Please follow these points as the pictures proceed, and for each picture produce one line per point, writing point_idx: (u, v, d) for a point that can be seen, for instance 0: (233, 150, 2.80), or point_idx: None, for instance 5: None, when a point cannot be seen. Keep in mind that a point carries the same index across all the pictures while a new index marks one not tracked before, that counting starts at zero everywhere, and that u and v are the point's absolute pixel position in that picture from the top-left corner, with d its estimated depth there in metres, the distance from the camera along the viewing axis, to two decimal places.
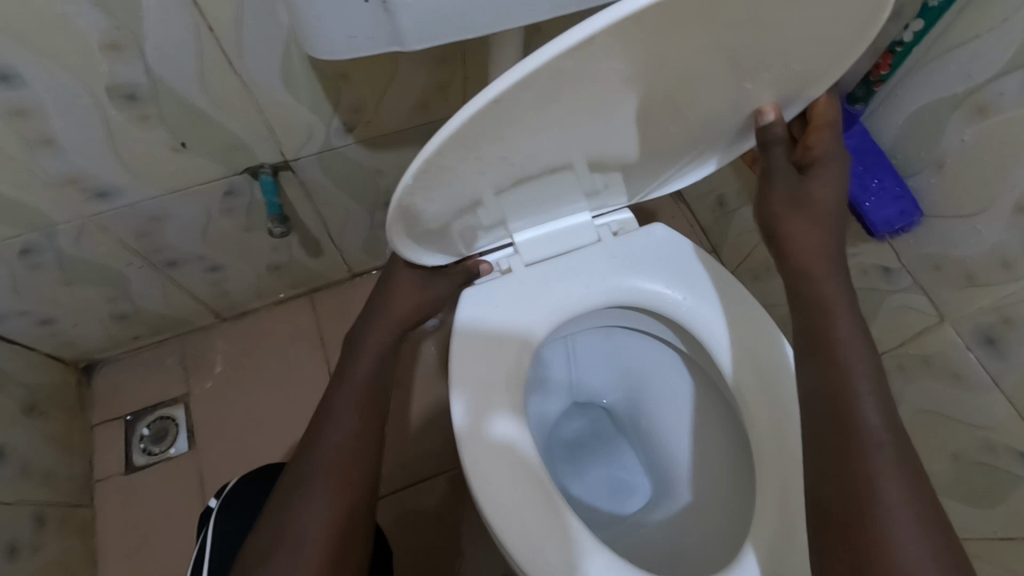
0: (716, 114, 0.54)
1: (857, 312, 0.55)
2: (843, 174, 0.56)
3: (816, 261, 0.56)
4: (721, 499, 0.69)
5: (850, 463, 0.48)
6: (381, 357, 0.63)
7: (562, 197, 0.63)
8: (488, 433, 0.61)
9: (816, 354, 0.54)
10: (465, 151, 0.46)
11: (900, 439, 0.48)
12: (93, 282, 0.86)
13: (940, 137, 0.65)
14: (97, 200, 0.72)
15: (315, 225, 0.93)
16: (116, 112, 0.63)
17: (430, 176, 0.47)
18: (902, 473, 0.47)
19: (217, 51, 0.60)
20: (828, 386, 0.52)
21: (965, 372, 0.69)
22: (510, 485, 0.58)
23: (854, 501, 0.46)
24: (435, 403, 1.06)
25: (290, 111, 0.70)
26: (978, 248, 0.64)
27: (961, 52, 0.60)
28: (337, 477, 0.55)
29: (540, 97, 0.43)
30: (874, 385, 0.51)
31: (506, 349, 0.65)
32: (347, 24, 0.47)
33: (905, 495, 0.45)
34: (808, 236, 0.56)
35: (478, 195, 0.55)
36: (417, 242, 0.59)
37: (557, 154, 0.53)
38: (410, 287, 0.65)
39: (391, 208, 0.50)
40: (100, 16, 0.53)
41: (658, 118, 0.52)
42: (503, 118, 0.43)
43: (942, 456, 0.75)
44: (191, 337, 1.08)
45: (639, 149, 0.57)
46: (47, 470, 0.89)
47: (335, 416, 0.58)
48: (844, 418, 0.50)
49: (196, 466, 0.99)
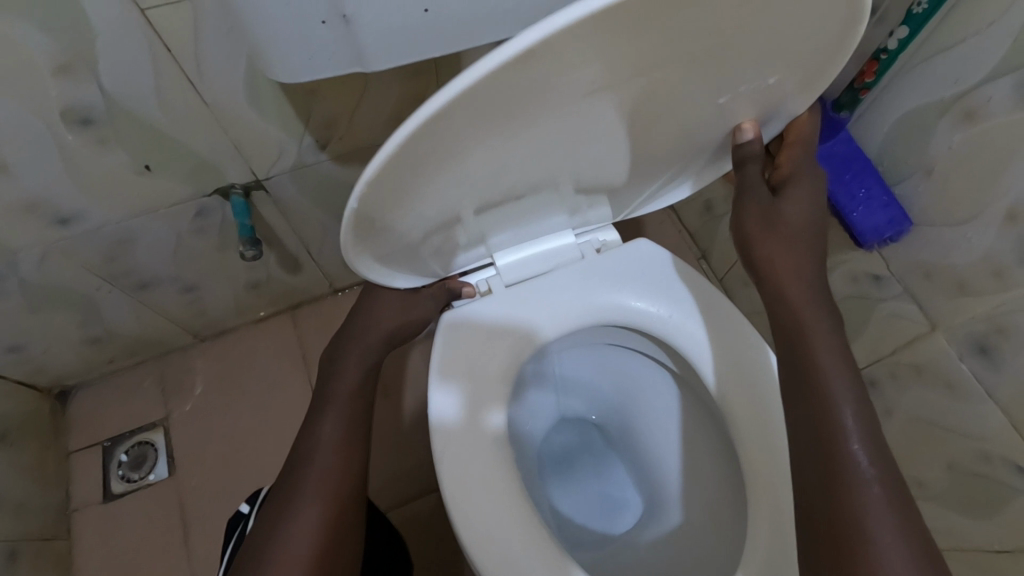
0: (697, 127, 0.52)
1: (836, 333, 0.54)
2: (816, 191, 0.55)
3: (796, 282, 0.55)
4: (715, 518, 0.67)
5: (838, 492, 0.47)
6: (365, 373, 0.61)
7: (539, 216, 0.61)
8: (470, 460, 0.58)
9: (805, 378, 0.52)
10: (422, 162, 0.42)
11: (886, 466, 0.48)
12: (61, 308, 0.83)
13: (927, 143, 0.63)
14: (59, 225, 0.69)
15: (292, 241, 0.90)
16: (73, 136, 0.60)
17: (385, 189, 0.43)
18: (890, 501, 0.46)
19: (176, 71, 0.57)
20: (815, 410, 0.50)
21: (959, 382, 0.68)
22: (492, 509, 0.56)
23: (842, 532, 0.45)
24: (421, 420, 1.03)
25: (258, 129, 0.67)
26: (969, 256, 0.63)
27: (949, 56, 0.58)
28: (321, 500, 0.54)
29: (493, 109, 0.40)
30: (857, 410, 0.50)
31: (487, 370, 0.63)
32: (305, 45, 0.45)
33: (895, 524, 0.44)
34: (786, 258, 0.55)
35: (445, 215, 0.52)
36: (382, 262, 0.55)
37: (530, 168, 0.50)
38: (394, 309, 0.62)
39: (345, 224, 0.46)
40: (46, 38, 0.50)
41: (638, 132, 0.50)
42: (456, 131, 0.41)
43: (937, 465, 0.74)
44: (169, 358, 1.05)
45: (621, 165, 0.55)
46: (19, 502, 0.86)
47: (317, 440, 0.57)
48: (828, 446, 0.49)
49: (176, 493, 0.96)
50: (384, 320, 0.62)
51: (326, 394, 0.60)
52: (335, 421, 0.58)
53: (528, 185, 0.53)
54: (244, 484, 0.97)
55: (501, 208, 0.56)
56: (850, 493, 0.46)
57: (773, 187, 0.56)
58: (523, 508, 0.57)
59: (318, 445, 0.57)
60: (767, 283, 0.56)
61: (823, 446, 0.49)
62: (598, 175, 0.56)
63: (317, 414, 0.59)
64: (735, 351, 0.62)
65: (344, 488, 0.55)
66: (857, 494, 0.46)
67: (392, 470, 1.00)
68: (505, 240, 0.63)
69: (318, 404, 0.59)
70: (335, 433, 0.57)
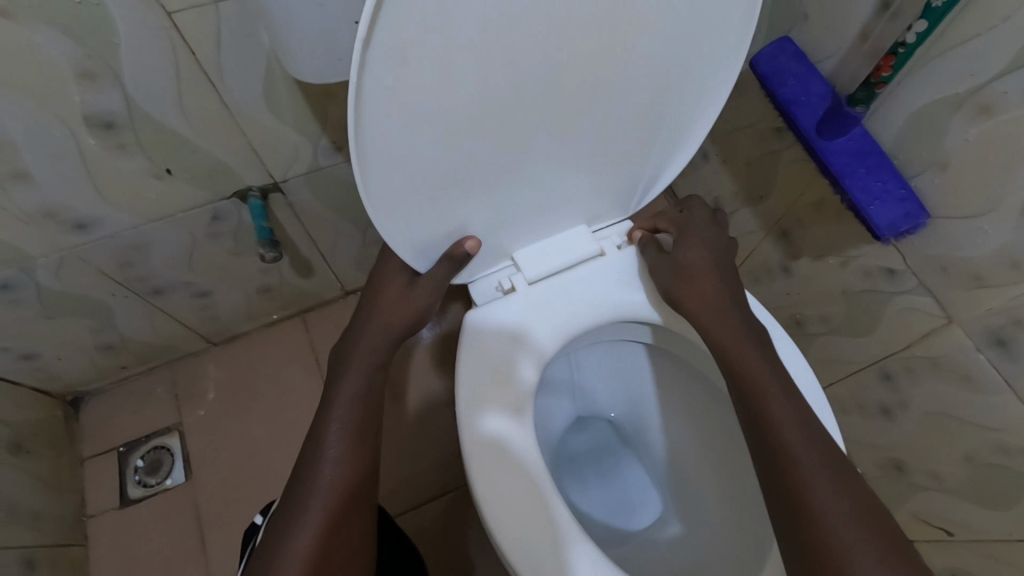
0: (666, 63, 0.51)
1: (760, 347, 0.59)
2: (705, 239, 0.65)
3: (714, 312, 0.61)
4: (741, 510, 0.68)
5: (788, 476, 0.51)
6: (368, 373, 0.59)
7: (548, 187, 0.59)
8: (487, 453, 0.59)
9: (747, 393, 0.57)
10: (398, 96, 0.43)
11: (824, 446, 0.53)
12: (75, 314, 0.83)
13: (940, 139, 0.64)
14: (76, 231, 0.69)
15: (304, 244, 0.90)
16: (94, 141, 0.60)
17: (376, 134, 0.44)
18: (829, 474, 0.51)
19: (197, 75, 0.57)
20: (759, 419, 0.55)
21: (977, 375, 0.68)
22: (494, 499, 0.57)
23: (795, 513, 0.50)
24: (434, 422, 1.03)
25: (275, 133, 0.67)
26: (985, 250, 0.63)
27: (962, 51, 0.59)
28: (330, 508, 0.53)
29: (440, 19, 0.39)
30: (790, 411, 0.55)
31: (472, 375, 0.62)
32: (334, 47, 0.48)
33: (833, 494, 0.50)
34: (700, 293, 0.62)
35: (443, 170, 0.51)
36: (403, 236, 0.56)
37: (521, 105, 0.49)
38: (403, 305, 0.61)
39: (358, 184, 0.48)
40: (70, 44, 0.50)
41: (610, 63, 0.49)
42: (411, 51, 0.40)
43: (955, 456, 0.74)
44: (181, 363, 1.05)
45: (608, 115, 0.54)
46: (36, 511, 0.85)
47: (324, 447, 0.55)
48: (769, 442, 0.54)
49: (192, 498, 0.96)
50: (387, 316, 0.61)
51: (329, 397, 0.58)
52: (341, 424, 0.56)
53: (531, 132, 0.52)
54: (259, 490, 0.97)
55: (512, 171, 0.55)
56: (794, 477, 0.51)
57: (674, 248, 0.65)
58: (525, 495, 0.57)
59: (324, 452, 0.55)
60: (692, 317, 0.62)
61: (767, 441, 0.54)
62: (589, 140, 0.56)
63: (322, 419, 0.57)
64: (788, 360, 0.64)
65: (354, 492, 0.54)
66: (801, 478, 0.51)
67: (405, 471, 1.00)
68: (525, 236, 0.65)
69: (322, 409, 0.58)
70: (339, 438, 0.56)
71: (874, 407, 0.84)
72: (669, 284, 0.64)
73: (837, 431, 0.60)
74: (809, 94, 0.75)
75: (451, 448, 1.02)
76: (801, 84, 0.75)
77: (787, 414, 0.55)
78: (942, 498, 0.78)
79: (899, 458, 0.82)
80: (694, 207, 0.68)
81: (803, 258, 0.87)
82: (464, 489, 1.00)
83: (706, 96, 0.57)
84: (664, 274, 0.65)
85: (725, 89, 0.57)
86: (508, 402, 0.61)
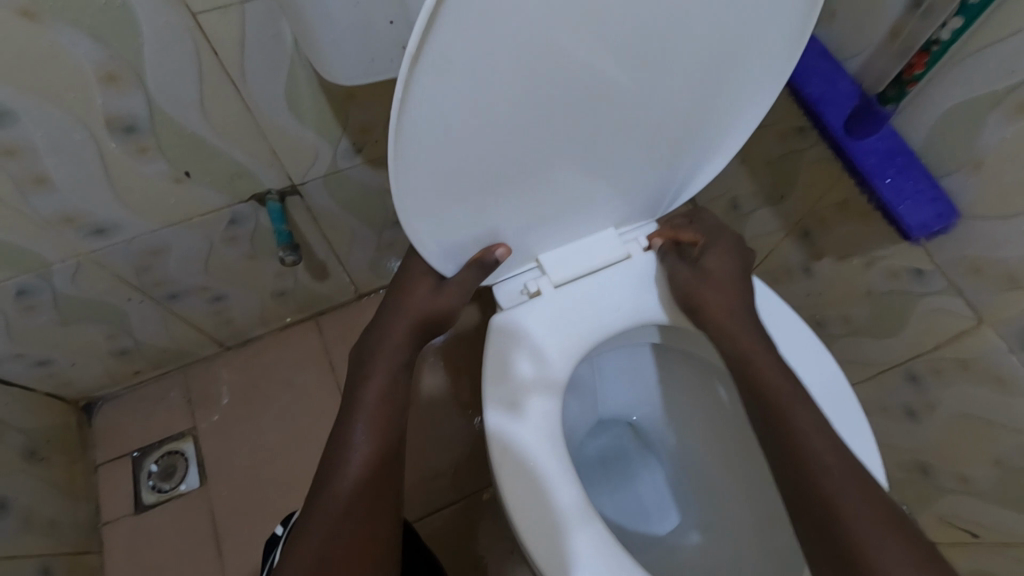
0: (714, 63, 0.49)
1: (776, 357, 0.58)
2: (729, 248, 0.64)
3: (731, 318, 0.61)
4: (766, 518, 0.67)
5: (812, 483, 0.50)
6: (393, 374, 0.58)
7: (582, 189, 0.58)
8: (511, 455, 0.58)
9: (762, 402, 0.56)
10: (438, 119, 0.43)
11: (846, 453, 0.52)
12: (91, 319, 0.82)
13: (974, 138, 0.62)
14: (94, 236, 0.68)
15: (320, 247, 0.89)
16: (115, 145, 0.59)
17: (412, 154, 0.45)
18: (855, 482, 0.50)
19: (220, 76, 0.56)
20: (778, 428, 0.54)
21: (1009, 378, 0.67)
22: (511, 500, 0.55)
23: (821, 518, 0.49)
24: (449, 425, 1.02)
25: (296, 134, 0.66)
26: (1020, 250, 0.61)
27: (1002, 47, 0.57)
28: (359, 508, 0.52)
29: (498, 19, 0.38)
30: (809, 418, 0.54)
31: (483, 377, 0.61)
32: (367, 47, 0.47)
33: (859, 499, 0.49)
34: (721, 301, 0.61)
35: (478, 170, 0.50)
36: (436, 244, 0.56)
37: (554, 125, 0.49)
38: (427, 306, 0.60)
39: (395, 200, 0.48)
40: (95, 47, 0.50)
41: (648, 78, 0.48)
42: (455, 65, 0.39)
43: (985, 460, 0.73)
44: (194, 368, 1.04)
45: (637, 129, 0.54)
46: (51, 519, 0.84)
47: (348, 453, 0.54)
48: (792, 452, 0.53)
49: (207, 503, 0.95)
50: (410, 317, 0.59)
51: (353, 399, 0.57)
52: (366, 430, 0.55)
53: (562, 148, 0.52)
54: (275, 496, 0.96)
55: (544, 180, 0.55)
56: (818, 482, 0.50)
57: (697, 254, 0.65)
58: (545, 497, 0.56)
59: (350, 454, 0.54)
60: (709, 323, 0.62)
61: (789, 452, 0.53)
62: (626, 140, 0.54)
63: (347, 421, 0.56)
64: (824, 378, 0.62)
65: (380, 492, 0.53)
66: (829, 487, 0.50)
67: (421, 475, 0.99)
68: (551, 239, 0.64)
69: (347, 410, 0.56)
70: (364, 445, 0.54)
71: (899, 409, 0.83)
72: (688, 291, 0.63)
73: (868, 436, 0.58)
74: (835, 93, 0.74)
75: (467, 452, 1.01)
76: (828, 83, 0.75)
77: (809, 422, 0.54)
78: (972, 502, 0.77)
79: (925, 461, 0.82)
80: (709, 215, 0.68)
81: (826, 258, 0.86)
82: (480, 494, 0.98)
83: (748, 97, 0.55)
84: (680, 281, 0.64)
85: (772, 89, 0.55)
86: (523, 401, 0.60)
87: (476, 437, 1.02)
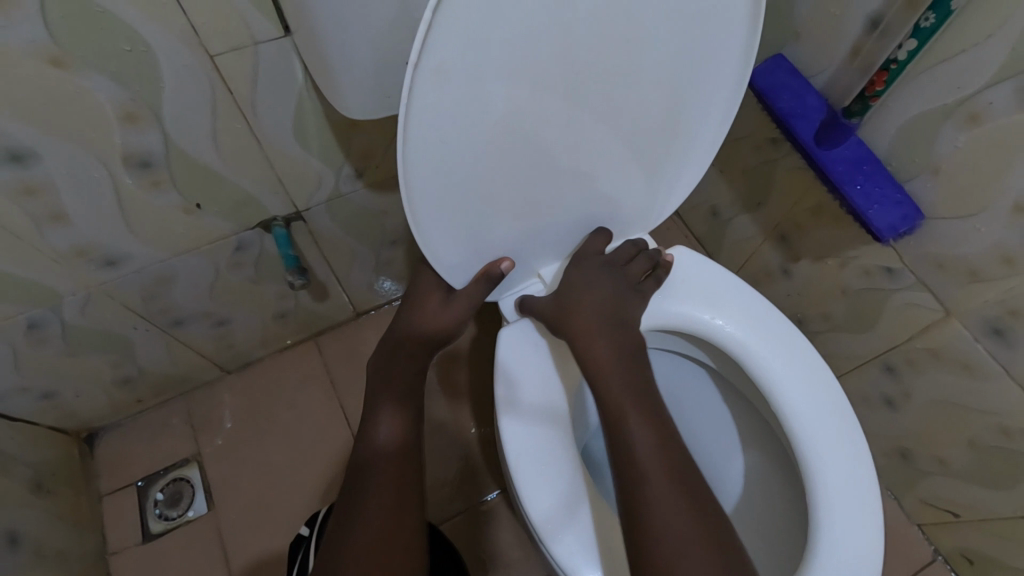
0: (674, 70, 0.53)
1: (630, 372, 0.60)
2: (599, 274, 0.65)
3: (601, 335, 0.61)
4: (771, 501, 0.72)
5: (637, 501, 0.52)
6: (411, 373, 0.62)
7: (575, 198, 0.61)
8: (525, 465, 0.60)
9: (608, 417, 0.58)
10: (438, 138, 0.47)
11: (683, 476, 0.54)
12: (97, 350, 0.83)
13: (932, 146, 0.68)
14: (106, 268, 0.70)
15: (321, 269, 0.92)
16: (129, 180, 0.61)
17: (417, 172, 0.49)
18: (685, 507, 0.52)
19: (233, 111, 0.59)
20: (619, 444, 0.56)
21: (975, 363, 0.72)
22: (531, 504, 0.59)
23: (638, 531, 0.51)
24: (451, 436, 1.05)
25: (301, 162, 0.69)
26: (978, 246, 0.67)
27: (949, 66, 0.64)
28: (394, 488, 0.55)
29: (476, 34, 0.41)
30: (646, 434, 0.56)
31: (495, 396, 0.64)
32: (380, 84, 0.51)
33: (678, 516, 0.51)
34: (589, 318, 0.62)
35: (478, 184, 0.53)
36: (443, 259, 0.59)
37: (542, 141, 0.53)
38: (439, 314, 0.63)
39: (407, 217, 0.52)
40: (116, 88, 0.52)
41: (618, 96, 0.53)
42: (447, 85, 0.43)
43: (959, 442, 0.80)
44: (195, 394, 1.05)
45: (620, 145, 0.58)
46: (62, 550, 0.84)
47: (376, 444, 0.58)
48: (625, 474, 0.54)
49: (215, 526, 0.96)
50: (424, 323, 0.62)
51: (377, 396, 0.61)
52: (390, 424, 0.59)
53: (551, 162, 0.56)
54: (282, 516, 0.97)
55: (540, 196, 0.59)
56: (645, 498, 0.52)
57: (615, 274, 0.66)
58: (562, 498, 0.59)
59: (377, 443, 0.58)
60: (572, 342, 0.61)
61: (627, 477, 0.54)
62: (610, 148, 0.58)
63: (374, 414, 0.60)
64: (799, 365, 0.66)
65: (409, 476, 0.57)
66: (653, 510, 0.51)
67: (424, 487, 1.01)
68: (549, 253, 0.68)
69: (372, 405, 0.60)
70: (388, 450, 0.57)
71: (879, 398, 0.90)
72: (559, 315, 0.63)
73: (856, 423, 0.64)
74: (805, 107, 0.80)
75: (468, 463, 1.03)
76: (798, 98, 0.81)
77: (652, 448, 0.55)
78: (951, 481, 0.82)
79: (906, 447, 0.89)
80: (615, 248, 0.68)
81: (803, 260, 0.91)
82: (478, 504, 1.00)
83: (713, 99, 0.58)
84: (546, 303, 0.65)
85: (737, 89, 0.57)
86: (520, 410, 0.63)
87: (479, 446, 1.04)
